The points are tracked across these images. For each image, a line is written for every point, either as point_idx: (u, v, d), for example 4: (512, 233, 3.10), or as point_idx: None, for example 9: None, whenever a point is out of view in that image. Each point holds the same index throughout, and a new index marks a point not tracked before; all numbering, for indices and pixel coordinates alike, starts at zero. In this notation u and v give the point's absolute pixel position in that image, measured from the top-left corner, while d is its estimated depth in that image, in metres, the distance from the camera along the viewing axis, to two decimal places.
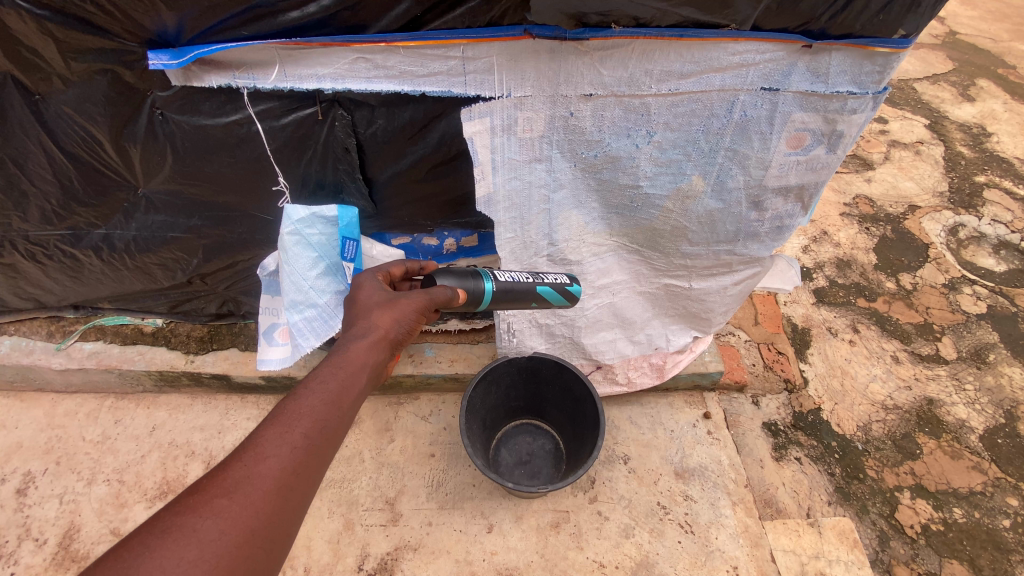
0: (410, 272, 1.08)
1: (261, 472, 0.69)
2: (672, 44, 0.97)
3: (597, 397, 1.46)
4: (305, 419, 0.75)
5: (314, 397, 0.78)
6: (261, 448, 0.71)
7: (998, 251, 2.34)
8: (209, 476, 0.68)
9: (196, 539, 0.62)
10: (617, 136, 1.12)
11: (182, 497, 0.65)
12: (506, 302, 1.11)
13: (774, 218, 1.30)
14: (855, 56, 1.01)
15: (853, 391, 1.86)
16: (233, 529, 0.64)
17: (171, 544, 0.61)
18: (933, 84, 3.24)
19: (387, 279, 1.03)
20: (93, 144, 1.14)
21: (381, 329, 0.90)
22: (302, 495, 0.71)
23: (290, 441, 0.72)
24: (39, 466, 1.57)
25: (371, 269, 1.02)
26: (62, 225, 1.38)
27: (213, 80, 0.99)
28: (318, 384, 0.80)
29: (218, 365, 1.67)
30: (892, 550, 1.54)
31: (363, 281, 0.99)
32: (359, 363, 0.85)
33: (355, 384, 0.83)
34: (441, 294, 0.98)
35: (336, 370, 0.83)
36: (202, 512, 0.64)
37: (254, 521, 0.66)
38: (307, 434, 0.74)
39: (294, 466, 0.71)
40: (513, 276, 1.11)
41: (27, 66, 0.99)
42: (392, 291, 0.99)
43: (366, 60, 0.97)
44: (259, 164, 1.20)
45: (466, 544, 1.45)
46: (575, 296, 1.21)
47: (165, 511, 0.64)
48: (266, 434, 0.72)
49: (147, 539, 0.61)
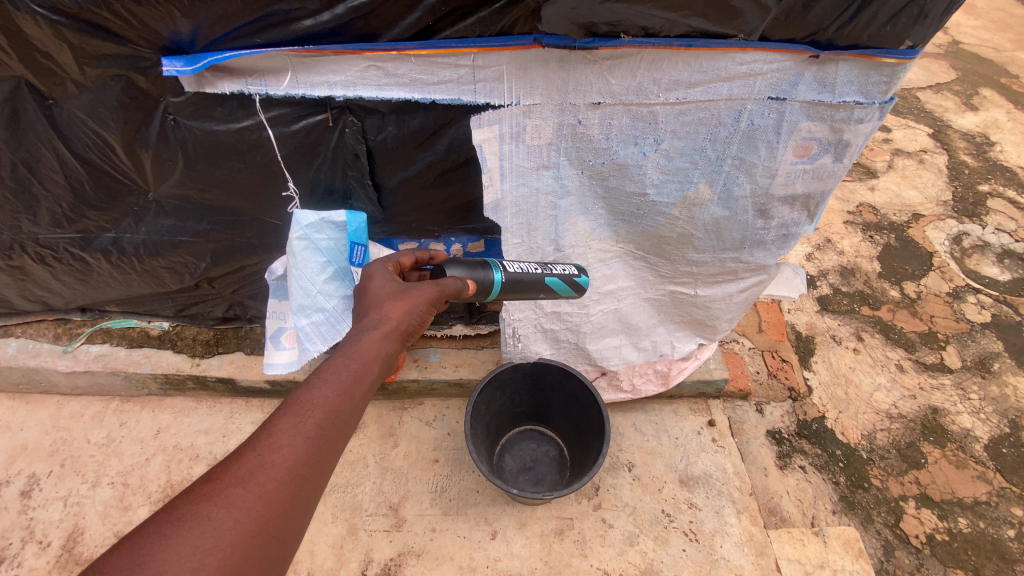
0: (420, 261, 1.08)
1: (274, 462, 0.69)
2: (680, 54, 0.98)
3: (602, 403, 1.46)
4: (318, 409, 0.75)
5: (327, 388, 0.78)
6: (275, 437, 0.71)
7: (1002, 260, 2.34)
8: (223, 465, 0.68)
9: (211, 527, 0.62)
10: (625, 144, 1.13)
11: (197, 485, 0.66)
12: (514, 292, 1.11)
13: (779, 226, 1.30)
14: (862, 66, 1.02)
15: (857, 400, 1.85)
16: (247, 518, 0.64)
17: (186, 532, 0.61)
18: (936, 94, 3.25)
19: (397, 269, 1.03)
20: (105, 148, 1.15)
21: (392, 320, 0.91)
22: (315, 485, 0.72)
23: (303, 431, 0.73)
24: (44, 468, 1.57)
25: (381, 259, 1.02)
26: (72, 228, 1.39)
27: (226, 87, 1.01)
28: (330, 374, 0.80)
29: (223, 368, 1.68)
30: (897, 559, 1.53)
31: (373, 272, 0.99)
32: (371, 355, 0.85)
33: (367, 375, 0.83)
34: (452, 286, 0.98)
35: (349, 361, 0.83)
36: (216, 501, 0.64)
37: (267, 510, 0.66)
38: (320, 425, 0.74)
39: (306, 457, 0.71)
40: (523, 267, 1.10)
41: (41, 71, 1.00)
42: (403, 283, 0.98)
43: (378, 68, 0.98)
44: (269, 169, 1.21)
45: (470, 551, 1.45)
46: (583, 288, 1.22)
47: (180, 499, 0.64)
48: (280, 423, 0.73)
49: (162, 526, 0.61)
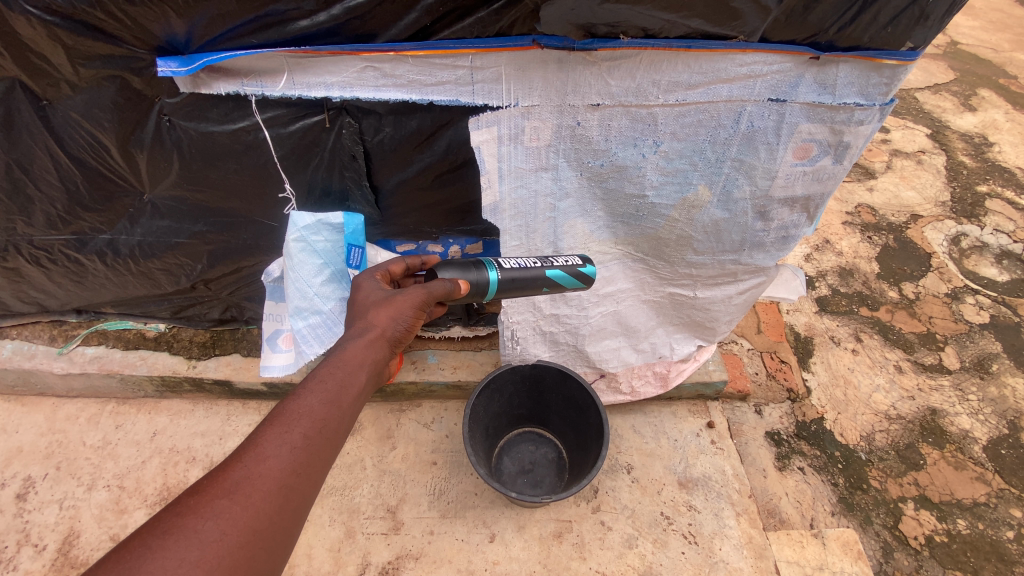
0: (411, 268, 1.08)
1: (261, 472, 0.68)
2: (680, 55, 0.97)
3: (600, 405, 1.45)
4: (305, 419, 0.75)
5: (314, 397, 0.78)
6: (261, 448, 0.70)
7: (1001, 261, 2.34)
8: (209, 476, 0.67)
9: (197, 539, 0.62)
10: (624, 145, 1.12)
11: (182, 498, 0.65)
12: (513, 291, 1.08)
13: (779, 228, 1.30)
14: (862, 68, 1.01)
15: (856, 401, 1.85)
16: (234, 530, 0.64)
17: (173, 545, 0.60)
18: (935, 94, 3.25)
19: (387, 278, 1.03)
20: (100, 149, 1.14)
21: (378, 327, 0.90)
22: (304, 495, 0.71)
23: (290, 441, 0.72)
24: (39, 470, 1.56)
25: (370, 270, 1.02)
26: (67, 229, 1.38)
27: (221, 87, 1.00)
28: (317, 384, 0.80)
29: (220, 370, 1.67)
30: (896, 561, 1.53)
31: (360, 282, 0.99)
32: (358, 362, 0.85)
33: (355, 383, 0.83)
34: (441, 288, 0.96)
35: (336, 369, 0.82)
36: (202, 513, 0.64)
37: (255, 522, 0.66)
38: (307, 435, 0.74)
39: (294, 467, 0.71)
40: (519, 263, 1.07)
41: (35, 71, 0.99)
42: (391, 290, 0.98)
43: (375, 68, 0.97)
44: (265, 170, 1.21)
45: (468, 554, 1.44)
46: (590, 279, 1.15)
47: (165, 512, 0.64)
48: (266, 434, 0.72)
49: (148, 540, 0.60)
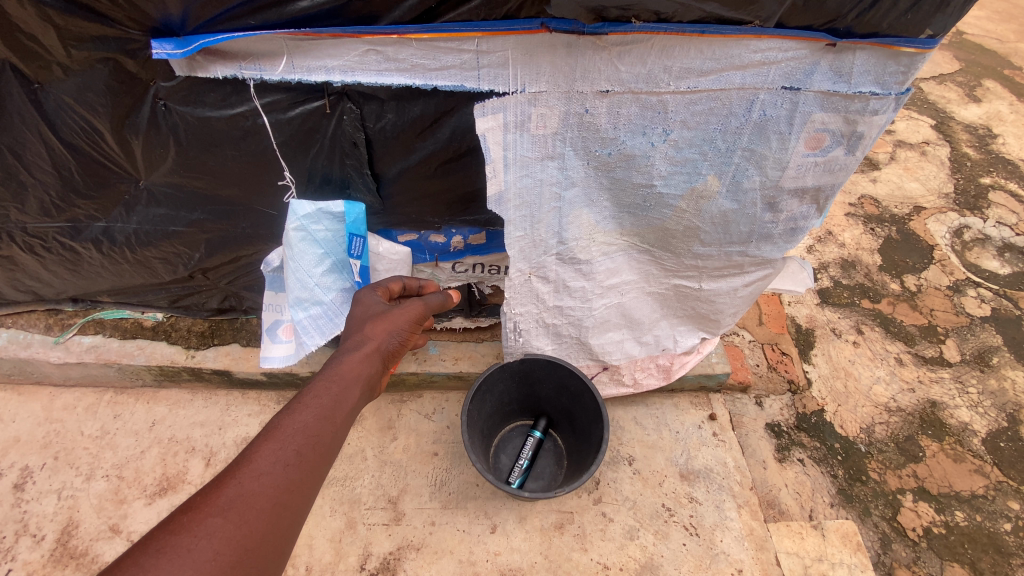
0: (408, 288, 1.13)
1: (254, 489, 0.69)
2: (693, 40, 0.95)
3: (594, 388, 1.48)
4: (299, 435, 0.76)
5: (308, 413, 0.79)
6: (255, 464, 0.71)
7: (1003, 254, 2.32)
8: (201, 494, 0.68)
9: (190, 559, 0.62)
10: (633, 134, 1.09)
11: (174, 516, 0.65)
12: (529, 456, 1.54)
13: (788, 220, 1.28)
14: (879, 55, 0.99)
15: (856, 393, 1.84)
16: (227, 549, 0.64)
17: (166, 565, 0.61)
18: (940, 85, 3.21)
19: (388, 294, 1.06)
20: (94, 135, 1.12)
21: (373, 340, 0.93)
22: (297, 511, 0.72)
23: (283, 458, 0.73)
24: (37, 460, 1.55)
25: (370, 285, 1.06)
26: (61, 217, 1.35)
27: (218, 71, 0.97)
28: (311, 399, 0.81)
29: (219, 360, 1.65)
30: (894, 552, 1.53)
31: (360, 296, 1.03)
32: (353, 377, 0.87)
33: (349, 398, 0.85)
34: (435, 301, 1.07)
35: (330, 384, 0.84)
36: (195, 531, 0.64)
37: (247, 540, 0.66)
38: (301, 452, 0.75)
39: (287, 484, 0.72)
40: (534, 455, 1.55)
41: (27, 53, 0.96)
42: (389, 304, 1.03)
43: (377, 52, 0.94)
44: (264, 157, 1.18)
45: (469, 545, 1.44)
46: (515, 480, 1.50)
47: (158, 530, 0.64)
48: (260, 450, 0.73)
49: (140, 559, 0.61)
